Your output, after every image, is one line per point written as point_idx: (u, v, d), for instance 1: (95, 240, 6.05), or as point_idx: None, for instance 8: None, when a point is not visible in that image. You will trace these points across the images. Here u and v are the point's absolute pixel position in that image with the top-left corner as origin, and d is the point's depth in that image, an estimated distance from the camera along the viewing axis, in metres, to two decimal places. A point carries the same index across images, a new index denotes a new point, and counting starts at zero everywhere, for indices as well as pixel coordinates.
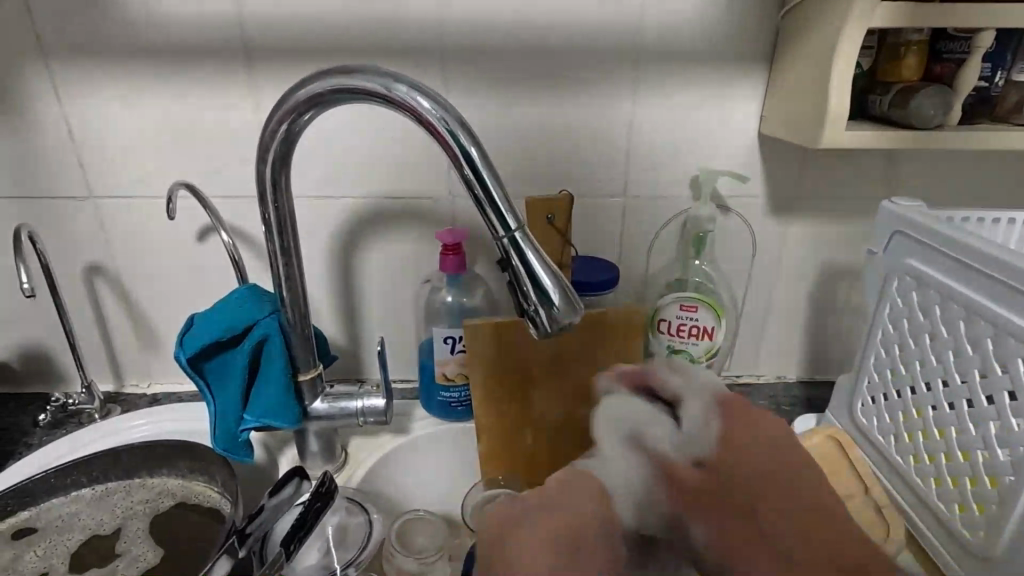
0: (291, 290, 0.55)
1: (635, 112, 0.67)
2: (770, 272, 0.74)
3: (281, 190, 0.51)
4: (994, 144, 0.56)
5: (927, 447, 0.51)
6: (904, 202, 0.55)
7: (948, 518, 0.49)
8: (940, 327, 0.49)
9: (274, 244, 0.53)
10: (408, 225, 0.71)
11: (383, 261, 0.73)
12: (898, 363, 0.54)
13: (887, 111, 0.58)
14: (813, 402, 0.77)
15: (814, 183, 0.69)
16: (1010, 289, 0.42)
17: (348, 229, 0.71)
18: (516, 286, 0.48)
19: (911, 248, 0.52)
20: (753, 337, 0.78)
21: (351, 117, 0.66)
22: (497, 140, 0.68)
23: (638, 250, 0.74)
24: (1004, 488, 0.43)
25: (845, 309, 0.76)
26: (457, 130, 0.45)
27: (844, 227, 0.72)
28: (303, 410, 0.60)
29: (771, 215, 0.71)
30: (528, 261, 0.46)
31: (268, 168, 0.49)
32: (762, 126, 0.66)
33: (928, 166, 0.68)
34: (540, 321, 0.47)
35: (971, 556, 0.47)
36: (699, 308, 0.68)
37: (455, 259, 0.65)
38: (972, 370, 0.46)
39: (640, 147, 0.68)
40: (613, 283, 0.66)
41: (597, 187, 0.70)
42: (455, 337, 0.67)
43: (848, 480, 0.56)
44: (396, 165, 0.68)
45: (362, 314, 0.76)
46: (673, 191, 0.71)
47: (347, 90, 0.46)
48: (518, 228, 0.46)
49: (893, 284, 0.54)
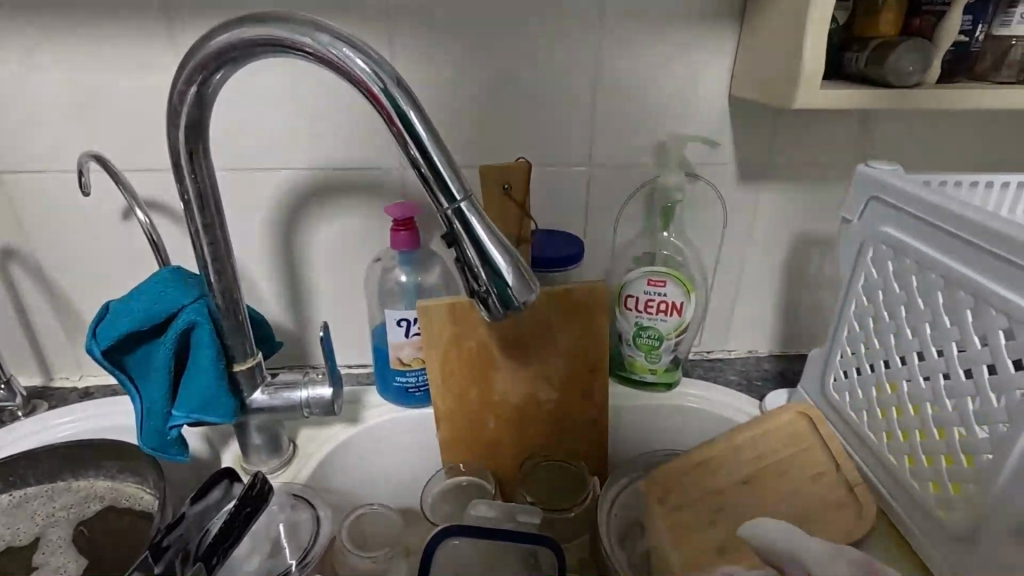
0: (219, 272, 0.49)
1: (598, 74, 0.62)
2: (741, 244, 0.71)
3: (199, 159, 0.45)
4: (973, 103, 0.52)
5: (900, 423, 0.48)
6: (880, 166, 0.52)
7: (922, 497, 0.46)
8: (917, 298, 0.46)
9: (194, 221, 0.47)
10: (356, 199, 0.66)
11: (331, 239, 0.68)
12: (871, 336, 0.51)
13: (863, 69, 0.54)
14: (784, 376, 0.75)
15: (786, 148, 0.66)
16: (992, 257, 0.39)
17: (290, 204, 0.66)
18: (464, 264, 0.43)
19: (888, 215, 0.49)
20: (724, 311, 0.75)
21: (287, 81, 0.60)
22: (449, 105, 0.62)
23: (604, 223, 0.70)
24: (981, 468, 0.41)
25: (818, 280, 0.74)
26: (392, 88, 0.40)
27: (817, 195, 0.69)
28: (241, 402, 0.55)
29: (742, 184, 0.67)
30: (477, 235, 0.41)
31: (181, 135, 0.43)
32: (732, 88, 0.62)
33: (904, 129, 0.65)
34: (491, 302, 0.43)
35: (946, 537, 0.44)
36: (668, 282, 0.64)
37: (407, 236, 0.60)
38: (949, 343, 0.43)
39: (604, 111, 0.64)
40: (577, 259, 0.62)
41: (560, 156, 0.65)
42: (410, 319, 0.63)
43: (819, 457, 0.55)
44: (341, 134, 0.63)
45: (310, 296, 0.71)
46: (639, 159, 0.66)
47: (264, 43, 0.40)
48: (464, 199, 0.41)
49: (867, 254, 0.51)
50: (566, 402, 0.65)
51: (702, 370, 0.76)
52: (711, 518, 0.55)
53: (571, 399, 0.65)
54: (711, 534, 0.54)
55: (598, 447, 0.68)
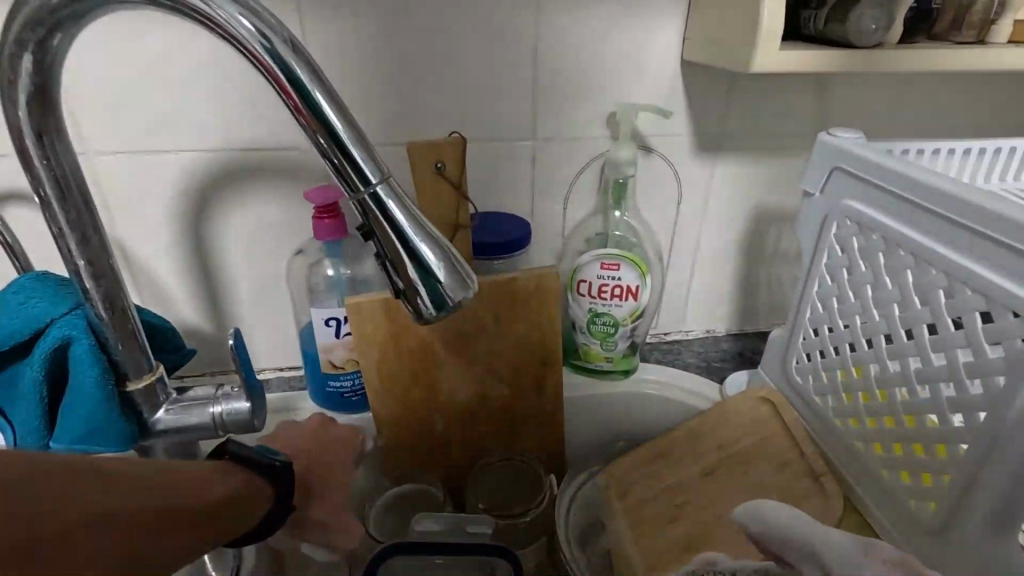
0: (95, 278, 0.41)
1: (539, 36, 0.56)
2: (696, 219, 0.67)
3: (50, 143, 0.36)
4: (935, 66, 0.49)
5: (868, 410, 0.46)
6: (842, 134, 0.48)
7: (891, 485, 0.44)
8: (885, 278, 0.43)
9: (55, 218, 0.39)
10: (271, 184, 0.58)
11: (246, 229, 0.60)
12: (836, 318, 0.48)
13: (824, 28, 0.50)
14: (742, 355, 0.72)
15: (741, 116, 0.62)
16: (968, 233, 0.36)
17: (194, 191, 0.57)
18: (385, 258, 0.37)
19: (853, 187, 0.45)
20: (679, 291, 0.72)
21: (177, 46, 0.51)
22: (372, 74, 0.55)
23: (552, 202, 0.64)
24: (956, 458, 0.38)
25: (774, 255, 0.71)
26: (282, 49, 0.32)
27: (773, 167, 0.65)
28: (141, 425, 0.47)
29: (697, 156, 0.63)
30: (398, 225, 0.35)
31: (22, 112, 0.35)
32: (684, 52, 0.57)
33: (859, 93, 0.62)
34: (420, 303, 0.37)
35: (918, 529, 0.42)
36: (622, 265, 0.60)
37: (331, 224, 0.53)
38: (920, 325, 0.40)
39: (547, 79, 0.58)
40: (524, 243, 0.57)
41: (501, 129, 0.59)
42: (340, 318, 0.56)
43: (784, 444, 0.52)
44: (247, 108, 0.54)
45: (227, 295, 0.63)
46: (588, 131, 0.61)
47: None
48: (381, 184, 0.35)
49: (831, 229, 0.48)
50: (517, 398, 0.60)
51: (659, 353, 0.73)
52: (673, 515, 0.51)
53: (522, 396, 0.60)
54: (673, 533, 0.50)
55: (553, 443, 0.63)
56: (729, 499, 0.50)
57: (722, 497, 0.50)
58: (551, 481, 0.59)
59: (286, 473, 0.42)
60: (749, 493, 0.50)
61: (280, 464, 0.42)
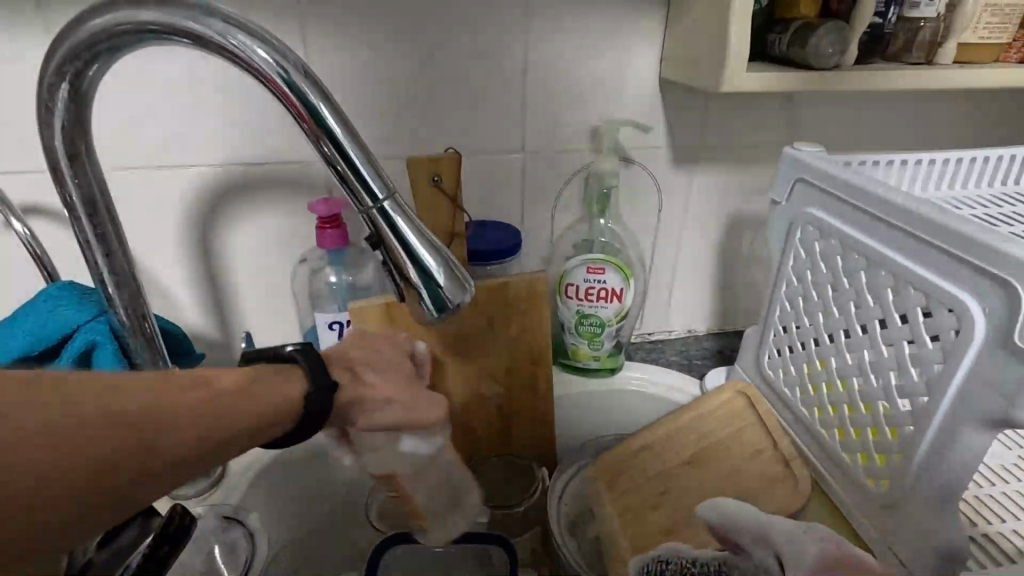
0: (119, 286, 0.44)
1: (527, 57, 0.60)
2: (676, 226, 0.72)
3: (81, 163, 0.40)
4: (888, 86, 0.54)
5: (830, 399, 0.50)
6: (805, 148, 0.53)
7: (851, 467, 0.48)
8: (842, 278, 0.47)
9: (83, 230, 0.42)
10: (275, 195, 0.61)
11: (252, 239, 0.63)
12: (801, 316, 0.53)
13: (787, 51, 0.55)
14: (721, 354, 0.77)
15: (716, 129, 0.66)
16: (913, 238, 0.40)
17: (202, 203, 0.60)
18: (391, 266, 0.41)
19: (814, 196, 0.50)
20: (661, 293, 0.76)
21: (189, 69, 0.55)
22: (372, 93, 0.59)
23: (541, 211, 0.68)
24: (905, 439, 0.42)
25: (749, 258, 0.75)
26: (299, 79, 0.36)
27: (746, 176, 0.70)
28: None
29: (676, 167, 0.68)
30: (403, 235, 0.39)
31: (57, 137, 0.38)
32: (662, 70, 0.62)
33: (824, 108, 0.67)
34: (424, 305, 0.41)
35: (874, 505, 0.46)
36: (607, 269, 0.64)
37: (333, 234, 0.56)
38: (872, 321, 0.45)
39: (535, 96, 0.62)
40: (514, 250, 0.60)
41: (492, 143, 0.63)
42: (342, 322, 0.60)
43: (756, 434, 0.57)
44: (254, 125, 0.58)
45: (233, 302, 0.66)
46: (574, 144, 0.65)
47: (140, 32, 0.35)
48: (387, 198, 0.39)
49: (796, 235, 0.53)
50: (510, 395, 0.64)
51: (643, 353, 0.77)
52: (657, 500, 0.55)
53: (516, 393, 0.64)
54: (657, 516, 0.54)
55: (545, 438, 0.67)
56: (708, 486, 0.54)
57: (701, 483, 0.55)
58: (543, 473, 0.63)
59: (301, 353, 0.37)
60: (727, 480, 0.54)
61: (295, 350, 0.37)
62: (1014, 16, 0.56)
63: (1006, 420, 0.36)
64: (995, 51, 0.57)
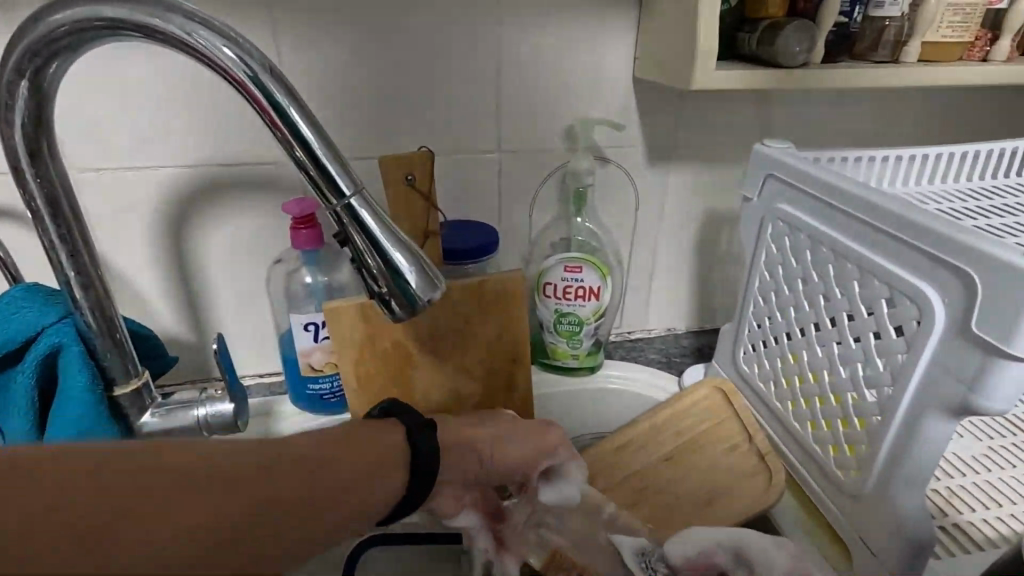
0: (85, 288, 0.44)
1: (501, 56, 0.60)
2: (653, 225, 0.72)
3: (43, 162, 0.39)
4: (855, 83, 0.55)
5: (803, 392, 0.50)
6: (775, 144, 0.53)
7: (823, 459, 0.49)
8: (812, 271, 0.48)
9: (47, 231, 0.41)
10: (249, 196, 0.61)
11: (226, 241, 0.63)
12: (774, 311, 0.53)
13: (756, 49, 0.55)
14: (700, 351, 0.77)
15: (690, 128, 0.67)
16: (877, 231, 0.41)
17: (174, 205, 0.60)
18: (361, 264, 0.41)
19: (783, 192, 0.51)
20: (640, 292, 0.77)
21: (158, 69, 0.54)
22: (345, 93, 0.59)
23: (518, 210, 0.68)
24: (872, 429, 0.43)
25: (726, 256, 0.76)
26: (263, 76, 0.36)
27: (720, 175, 0.70)
28: (128, 427, 0.49)
29: (651, 165, 0.68)
30: (371, 232, 0.39)
31: (17, 134, 0.38)
32: (635, 69, 0.62)
33: (795, 107, 0.68)
34: (394, 303, 0.41)
35: (844, 496, 0.47)
36: (584, 267, 0.64)
37: (308, 234, 0.56)
38: (840, 313, 0.45)
39: (510, 95, 0.62)
40: (490, 249, 0.60)
41: (468, 142, 0.63)
42: (318, 323, 0.59)
43: (732, 427, 0.57)
44: (226, 125, 0.57)
45: (207, 304, 0.65)
46: (549, 144, 0.65)
47: (100, 27, 0.35)
48: (354, 195, 0.38)
49: (767, 230, 0.53)
50: (489, 395, 0.64)
51: (623, 351, 0.77)
52: (636, 497, 0.55)
53: (495, 393, 0.64)
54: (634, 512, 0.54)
55: None
56: (686, 481, 0.55)
57: (680, 480, 0.55)
58: None
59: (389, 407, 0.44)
60: (704, 476, 0.55)
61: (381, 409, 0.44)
62: (974, 15, 0.57)
63: (966, 407, 0.36)
64: (958, 49, 0.58)
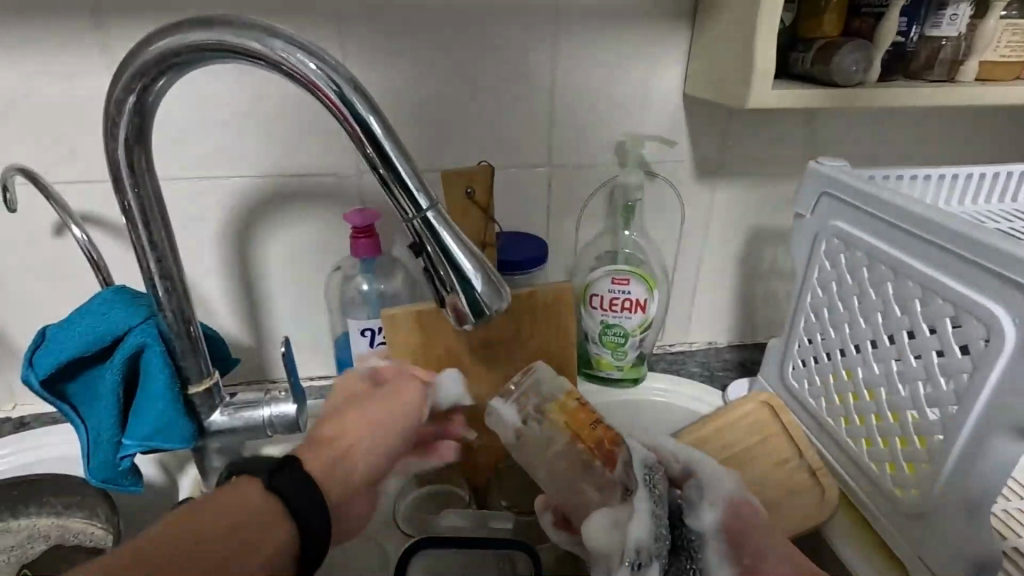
0: (169, 290, 0.46)
1: (556, 74, 0.62)
2: (698, 239, 0.73)
3: (140, 172, 0.42)
4: (911, 102, 0.55)
5: (857, 409, 0.50)
6: (829, 162, 0.54)
7: (879, 477, 0.49)
8: (868, 289, 0.48)
9: (138, 236, 0.44)
10: (310, 206, 0.63)
11: (286, 248, 0.65)
12: (827, 326, 0.53)
13: (810, 68, 0.56)
14: (743, 365, 0.77)
15: (738, 145, 0.68)
16: (940, 250, 0.41)
17: (240, 213, 0.63)
18: (432, 272, 0.42)
19: (839, 209, 0.51)
20: (684, 305, 0.77)
21: (234, 84, 0.57)
22: (405, 109, 0.61)
23: (566, 223, 0.70)
24: (933, 448, 0.43)
25: (771, 272, 0.76)
26: (351, 95, 0.38)
27: (767, 190, 0.71)
28: (198, 426, 0.52)
29: (699, 180, 0.69)
30: (445, 244, 0.40)
31: (120, 146, 0.40)
32: (686, 87, 0.63)
33: (844, 125, 0.68)
34: (461, 310, 0.42)
35: (901, 514, 0.47)
36: (631, 280, 0.65)
37: (366, 243, 0.58)
38: (900, 331, 0.45)
39: (563, 111, 0.64)
40: (542, 260, 0.62)
41: (520, 156, 0.65)
42: (374, 328, 0.62)
43: (782, 443, 0.57)
44: (292, 138, 0.60)
45: (267, 309, 0.68)
46: (599, 159, 0.67)
47: (205, 49, 0.37)
48: (430, 208, 0.40)
49: (821, 247, 0.53)
50: None
51: (665, 364, 0.78)
52: None
53: None
54: None
55: None
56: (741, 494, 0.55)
57: None
58: None
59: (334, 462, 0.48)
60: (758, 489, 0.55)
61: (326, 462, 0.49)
62: None
63: None
64: (1017, 69, 0.58)
